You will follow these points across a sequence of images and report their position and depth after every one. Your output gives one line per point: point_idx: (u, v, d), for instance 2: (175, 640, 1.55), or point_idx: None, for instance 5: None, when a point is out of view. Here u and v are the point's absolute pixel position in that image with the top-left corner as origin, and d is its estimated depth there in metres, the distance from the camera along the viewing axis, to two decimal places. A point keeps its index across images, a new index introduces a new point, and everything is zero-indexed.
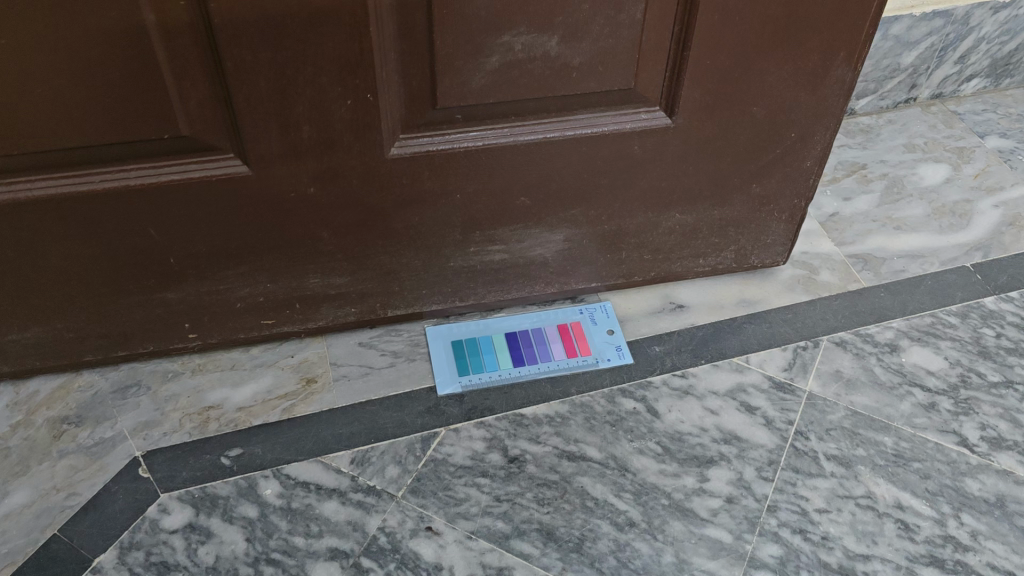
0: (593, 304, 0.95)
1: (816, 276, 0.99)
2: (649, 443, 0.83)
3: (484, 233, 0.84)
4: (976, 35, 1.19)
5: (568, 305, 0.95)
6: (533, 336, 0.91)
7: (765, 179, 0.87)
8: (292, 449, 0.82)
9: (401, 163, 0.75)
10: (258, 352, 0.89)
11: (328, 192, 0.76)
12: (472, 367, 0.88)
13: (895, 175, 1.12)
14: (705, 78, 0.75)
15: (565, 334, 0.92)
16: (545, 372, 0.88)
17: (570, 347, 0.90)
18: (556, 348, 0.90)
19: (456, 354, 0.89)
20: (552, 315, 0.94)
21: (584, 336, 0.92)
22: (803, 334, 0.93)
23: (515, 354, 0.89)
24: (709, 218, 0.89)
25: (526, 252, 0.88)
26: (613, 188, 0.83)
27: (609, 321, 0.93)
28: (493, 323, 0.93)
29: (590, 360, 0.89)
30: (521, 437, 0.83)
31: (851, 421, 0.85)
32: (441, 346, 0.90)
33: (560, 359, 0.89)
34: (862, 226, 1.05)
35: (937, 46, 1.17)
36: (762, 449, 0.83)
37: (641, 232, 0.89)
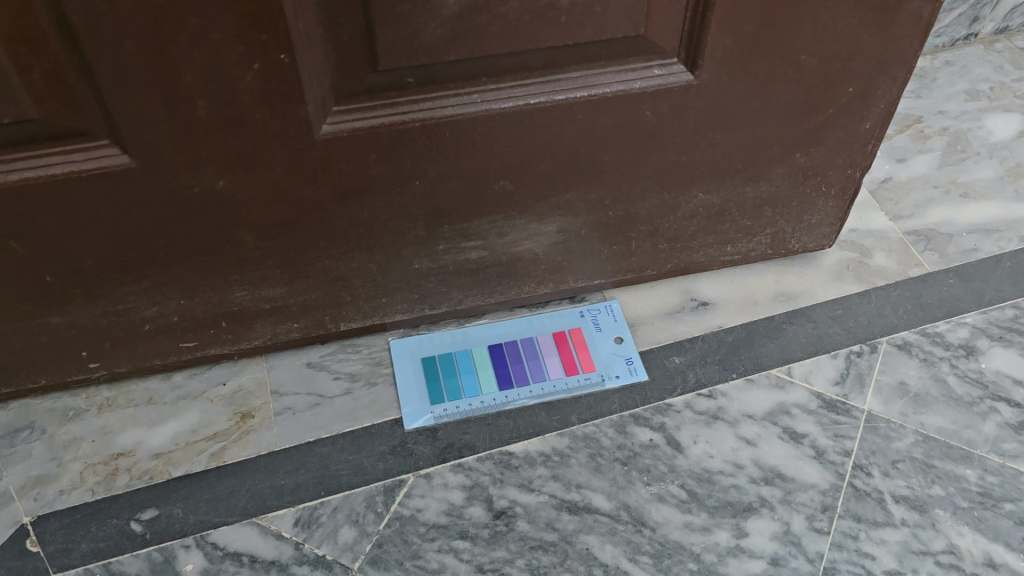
0: (597, 306, 0.77)
1: (868, 260, 0.81)
2: (670, 487, 0.66)
3: (455, 227, 0.66)
4: None
5: (565, 307, 0.77)
6: (524, 349, 0.74)
7: (811, 146, 0.68)
8: (221, 509, 0.65)
9: (336, 145, 0.57)
10: (182, 380, 0.72)
11: (243, 184, 0.58)
12: (447, 392, 0.71)
13: (957, 130, 0.93)
14: (738, 19, 0.56)
15: (562, 345, 0.74)
16: (538, 396, 0.71)
17: (569, 362, 0.73)
18: (551, 364, 0.73)
19: (427, 375, 0.72)
20: (547, 321, 0.76)
21: (586, 347, 0.74)
22: (857, 336, 0.75)
23: (500, 373, 0.72)
24: (740, 196, 0.71)
25: (510, 247, 0.70)
26: (619, 166, 0.65)
27: (616, 327, 0.76)
28: (473, 333, 0.75)
29: (594, 378, 0.72)
30: (509, 484, 0.66)
31: (923, 450, 0.68)
32: (409, 366, 0.73)
33: (556, 378, 0.72)
34: (921, 194, 0.87)
35: None
36: (812, 490, 0.66)
37: (653, 216, 0.71)
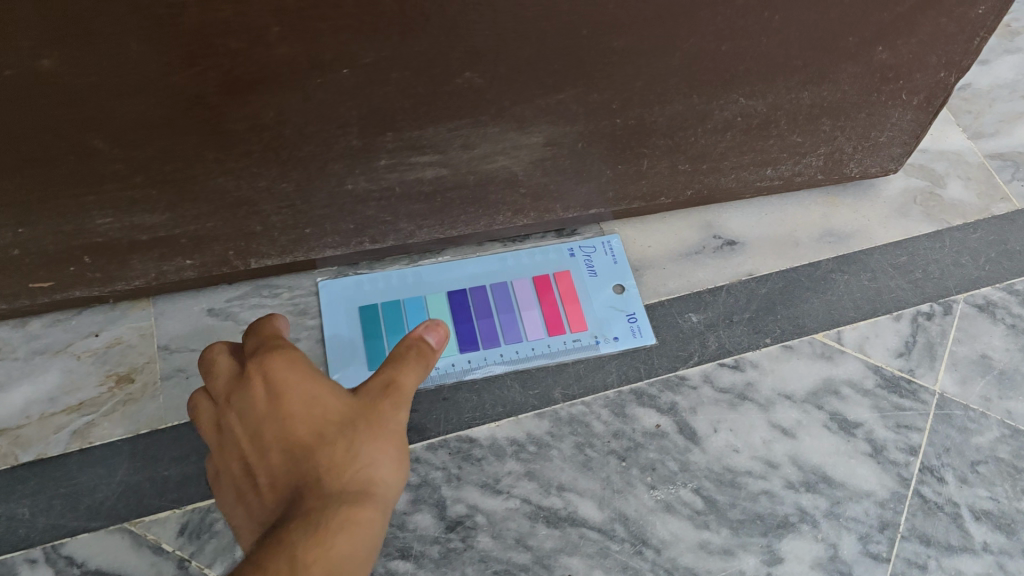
0: (592, 244, 0.59)
1: (941, 190, 0.63)
2: (682, 492, 0.50)
3: (401, 136, 0.47)
4: None
5: (550, 244, 0.59)
6: (495, 299, 0.56)
7: (901, 40, 0.49)
8: (82, 509, 0.49)
9: (217, 15, 0.37)
10: (39, 329, 0.54)
11: (82, 70, 0.38)
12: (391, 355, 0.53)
13: None
14: None
15: (545, 293, 0.56)
16: (512, 363, 0.54)
17: (554, 317, 0.55)
18: (530, 320, 0.55)
19: (365, 332, 0.54)
20: (526, 262, 0.58)
21: (576, 298, 0.57)
22: (925, 292, 0.58)
23: (462, 330, 0.54)
24: (793, 104, 0.53)
25: (479, 164, 0.51)
26: (636, 58, 0.46)
27: (617, 271, 0.58)
28: (429, 275, 0.57)
29: (585, 341, 0.55)
30: (468, 482, 0.50)
31: (1011, 449, 0.52)
32: (342, 318, 0.55)
33: (536, 340, 0.55)
34: (1007, 106, 0.68)
35: None
36: (867, 500, 0.50)
37: (676, 126, 0.52)
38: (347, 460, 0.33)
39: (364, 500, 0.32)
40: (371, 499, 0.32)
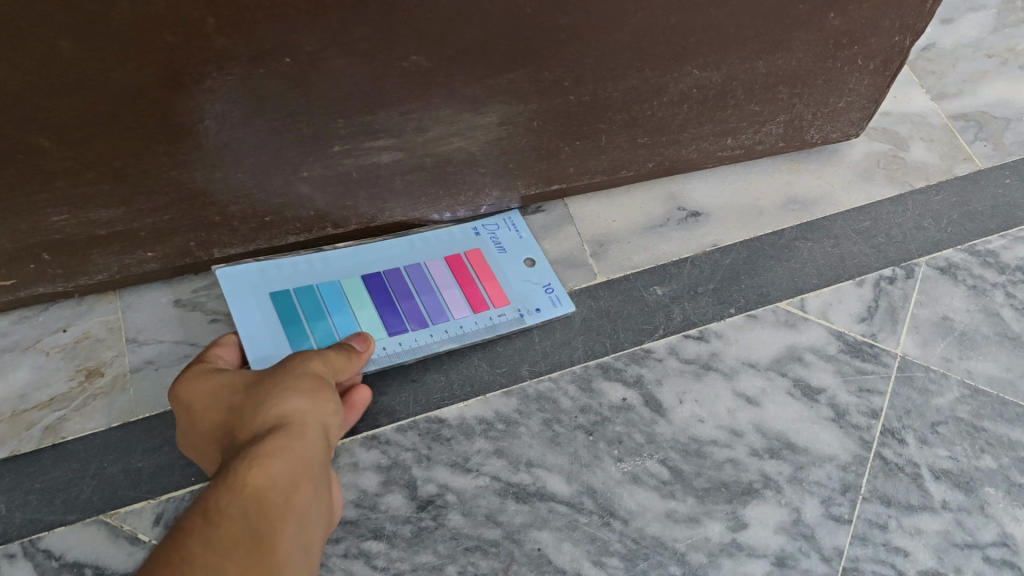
0: (493, 221, 0.59)
1: (904, 153, 0.63)
2: (649, 464, 0.51)
3: (351, 121, 0.47)
4: None
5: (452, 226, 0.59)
6: (413, 280, 0.55)
7: (853, 5, 0.49)
8: (58, 503, 0.49)
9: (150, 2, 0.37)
10: (7, 326, 0.54)
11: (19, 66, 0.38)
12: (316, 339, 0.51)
13: None
14: None
15: (460, 271, 0.56)
16: (442, 342, 0.53)
17: (475, 293, 0.55)
18: (451, 298, 0.55)
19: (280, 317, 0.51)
20: (434, 243, 0.57)
21: (492, 274, 0.56)
22: (888, 257, 0.59)
23: (386, 312, 0.53)
24: (748, 74, 0.53)
25: (434, 145, 0.51)
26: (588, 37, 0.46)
27: (523, 244, 0.58)
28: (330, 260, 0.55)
29: (509, 314, 0.55)
30: (438, 463, 0.51)
31: (970, 408, 0.53)
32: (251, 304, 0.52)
33: (460, 317, 0.54)
34: (971, 66, 0.68)
35: None
36: (829, 464, 0.51)
37: (632, 100, 0.52)
38: (254, 411, 0.39)
39: (280, 426, 0.38)
40: (286, 425, 0.38)
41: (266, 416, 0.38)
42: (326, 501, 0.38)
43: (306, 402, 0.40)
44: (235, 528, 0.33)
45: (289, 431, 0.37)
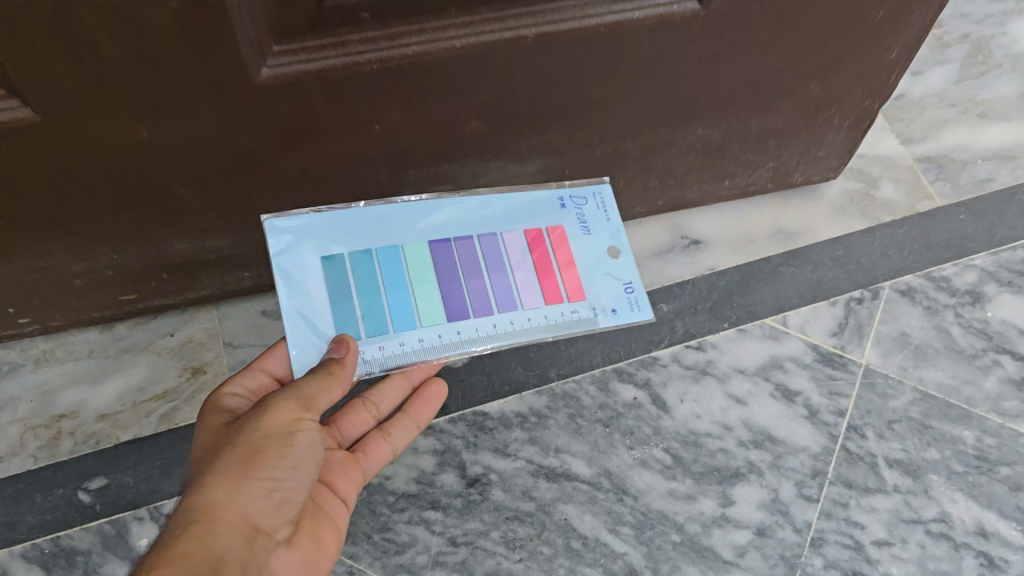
0: (582, 194, 0.65)
1: (875, 192, 0.74)
2: (655, 452, 0.62)
3: (482, 105, 0.54)
4: None
5: (544, 190, 0.65)
6: (485, 261, 0.61)
7: (828, 78, 0.60)
8: (176, 476, 0.61)
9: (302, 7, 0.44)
10: (125, 331, 0.66)
11: (171, 130, 0.49)
12: (388, 313, 0.57)
13: (978, 38, 0.84)
14: None
15: (537, 255, 0.62)
16: (494, 336, 0.59)
17: (545, 287, 0.61)
18: (523, 287, 0.61)
19: (330, 279, 0.57)
20: (519, 217, 0.64)
21: (570, 262, 0.63)
22: (857, 281, 0.70)
23: (447, 291, 0.59)
24: (742, 131, 0.64)
25: (538, 131, 0.58)
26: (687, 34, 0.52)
27: (612, 229, 0.65)
28: (411, 221, 0.61)
29: (577, 313, 0.61)
30: (483, 448, 0.62)
31: (921, 409, 0.64)
32: (296, 259, 0.57)
33: (526, 309, 0.60)
34: (936, 114, 0.79)
35: None
36: (803, 454, 0.62)
37: (715, 99, 0.59)
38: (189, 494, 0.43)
39: (200, 519, 0.41)
40: (206, 517, 0.42)
41: (193, 503, 0.42)
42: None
43: (234, 480, 0.43)
44: None
45: (201, 521, 0.41)
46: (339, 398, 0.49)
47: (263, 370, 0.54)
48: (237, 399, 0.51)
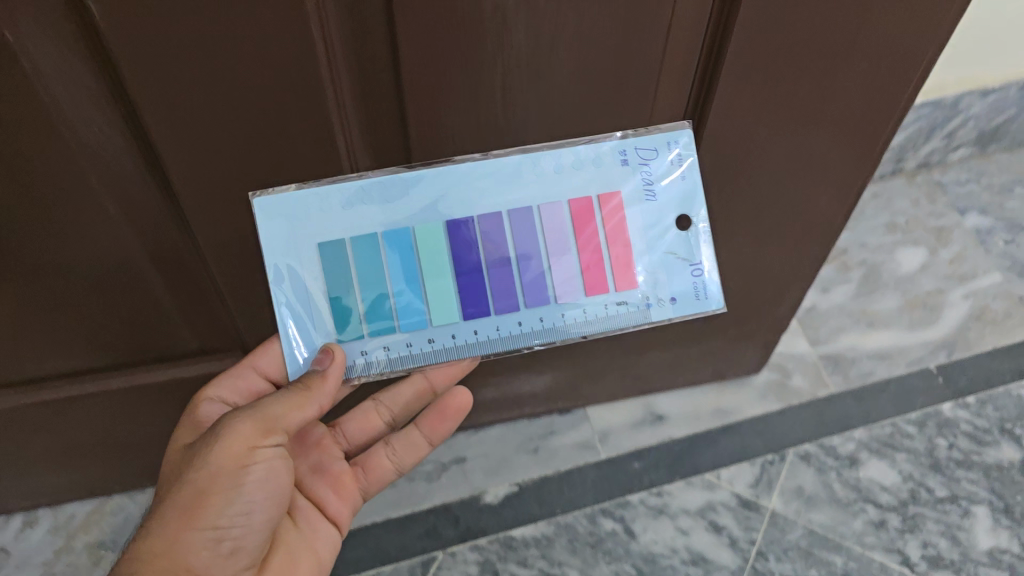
0: (649, 145, 0.64)
1: (788, 381, 1.06)
2: (625, 565, 0.93)
3: None
4: (964, 116, 1.18)
5: (607, 143, 0.63)
6: (517, 246, 0.65)
7: (739, 324, 0.93)
8: None
9: (354, 8, 0.49)
10: None
11: (231, 190, 0.58)
12: (402, 309, 0.65)
13: (873, 261, 1.17)
14: (734, 111, 0.62)
15: (581, 219, 0.65)
16: (507, 343, 0.68)
17: (594, 275, 0.67)
18: (558, 267, 0.66)
19: (330, 267, 0.63)
20: (587, 176, 0.64)
21: (620, 236, 0.66)
22: (770, 448, 1.01)
23: (465, 281, 0.65)
24: (685, 351, 0.97)
25: (582, 126, 0.62)
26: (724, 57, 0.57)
27: (684, 192, 0.66)
28: (451, 183, 0.62)
29: (613, 297, 0.68)
30: (510, 560, 0.93)
31: (808, 541, 0.95)
32: (281, 238, 0.62)
33: (552, 285, 0.67)
34: (837, 322, 1.11)
35: (925, 128, 1.18)
36: (725, 570, 0.93)
37: (749, 134, 0.64)
38: (153, 523, 0.56)
39: (153, 557, 0.54)
40: (160, 556, 0.54)
41: (154, 535, 0.55)
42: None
43: (181, 526, 0.55)
44: None
45: (151, 560, 0.54)
46: (312, 415, 0.60)
47: (258, 369, 0.70)
48: (214, 405, 0.68)
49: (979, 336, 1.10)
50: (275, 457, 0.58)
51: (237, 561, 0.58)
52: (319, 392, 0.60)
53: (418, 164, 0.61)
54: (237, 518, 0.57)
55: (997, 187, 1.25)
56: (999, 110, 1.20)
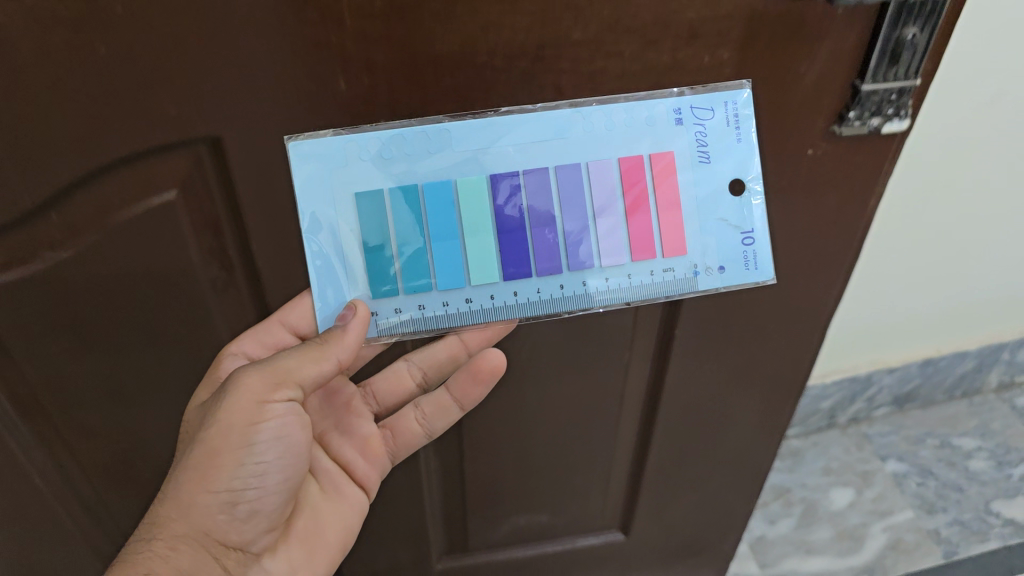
0: (703, 105, 1.00)
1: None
2: None
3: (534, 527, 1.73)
4: (878, 385, 1.99)
5: (670, 103, 0.99)
6: (569, 182, 1.02)
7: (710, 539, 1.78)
8: None
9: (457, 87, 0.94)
10: None
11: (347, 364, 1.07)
12: (459, 250, 1.04)
13: (811, 499, 1.97)
14: (770, 125, 1.01)
15: (627, 175, 1.02)
16: (568, 258, 1.06)
17: (642, 242, 1.06)
18: (604, 223, 1.04)
19: (360, 210, 1.01)
20: (640, 136, 1.01)
21: (671, 201, 1.04)
22: None
23: (542, 229, 1.04)
24: (659, 538, 1.78)
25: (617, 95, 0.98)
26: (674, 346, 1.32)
27: (739, 147, 1.02)
28: (491, 133, 0.98)
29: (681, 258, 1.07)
30: None
31: None
32: (312, 175, 0.98)
33: (587, 246, 1.05)
34: (784, 549, 1.89)
35: (846, 395, 2.00)
36: None
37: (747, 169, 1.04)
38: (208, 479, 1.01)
39: (205, 501, 1.01)
40: (189, 502, 1.01)
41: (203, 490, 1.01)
42: (212, 523, 1.02)
43: (191, 479, 1.00)
44: (142, 537, 1.02)
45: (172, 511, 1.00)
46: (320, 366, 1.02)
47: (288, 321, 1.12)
48: (234, 358, 1.13)
49: (894, 562, 1.83)
50: (283, 412, 1.01)
51: (263, 515, 1.07)
52: (338, 349, 1.02)
53: (454, 120, 0.97)
54: (247, 474, 1.02)
55: (910, 438, 2.08)
56: (904, 382, 2.01)
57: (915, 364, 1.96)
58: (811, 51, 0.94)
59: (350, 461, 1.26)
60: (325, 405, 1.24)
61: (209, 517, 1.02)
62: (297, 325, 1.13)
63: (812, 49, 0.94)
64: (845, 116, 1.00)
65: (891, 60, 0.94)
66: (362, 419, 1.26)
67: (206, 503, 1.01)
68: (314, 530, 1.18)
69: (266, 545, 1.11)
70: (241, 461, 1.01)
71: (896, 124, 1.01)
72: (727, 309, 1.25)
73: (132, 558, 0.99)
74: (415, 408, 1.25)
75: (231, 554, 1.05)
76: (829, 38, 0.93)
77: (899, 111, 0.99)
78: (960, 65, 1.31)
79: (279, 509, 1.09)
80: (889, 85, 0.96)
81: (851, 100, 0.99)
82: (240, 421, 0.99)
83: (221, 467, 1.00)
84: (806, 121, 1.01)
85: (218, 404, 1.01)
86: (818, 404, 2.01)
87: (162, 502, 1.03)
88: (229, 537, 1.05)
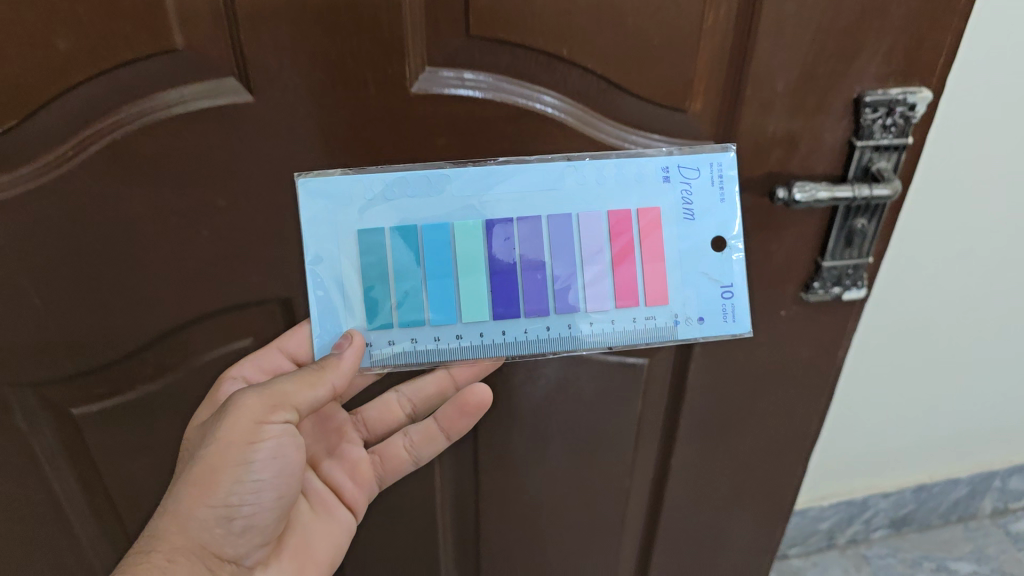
0: (689, 164, 1.06)
1: None
2: None
3: None
4: (874, 508, 2.06)
5: (659, 159, 1.06)
6: (564, 231, 1.07)
7: None
8: None
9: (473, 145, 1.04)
10: None
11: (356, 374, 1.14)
12: (455, 288, 1.08)
13: None
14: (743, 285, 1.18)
15: (617, 225, 1.07)
16: (557, 304, 1.10)
17: (626, 289, 1.10)
18: (595, 271, 1.09)
19: (362, 246, 1.05)
20: (631, 192, 1.07)
21: (654, 250, 1.08)
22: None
23: (535, 272, 1.08)
24: None
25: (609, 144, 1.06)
26: (669, 473, 1.43)
27: (722, 207, 1.08)
28: (497, 180, 1.04)
29: (663, 307, 1.11)
30: None
31: None
32: (319, 213, 1.03)
33: (578, 291, 1.09)
34: None
35: (844, 518, 2.08)
36: None
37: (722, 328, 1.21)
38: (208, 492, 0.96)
39: (203, 514, 0.96)
40: (189, 515, 0.96)
41: (201, 503, 0.96)
42: (208, 537, 0.97)
43: (192, 492, 0.96)
44: (137, 550, 0.96)
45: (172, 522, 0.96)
46: (322, 388, 1.01)
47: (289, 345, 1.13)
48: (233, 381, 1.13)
49: None
50: (281, 432, 0.99)
51: (256, 531, 1.02)
52: (336, 372, 1.02)
53: (461, 163, 1.04)
54: (245, 491, 0.98)
55: (906, 559, 2.14)
56: (899, 505, 2.08)
57: (910, 489, 2.04)
58: (779, 233, 1.13)
59: (339, 481, 1.20)
60: (317, 435, 1.20)
61: (204, 529, 0.97)
62: (297, 352, 1.14)
63: (779, 232, 1.13)
64: (810, 285, 1.18)
65: (846, 241, 1.13)
66: (352, 443, 1.22)
67: (202, 516, 0.97)
68: (305, 545, 1.12)
69: (258, 559, 1.05)
70: (240, 478, 0.97)
71: (854, 292, 1.19)
72: (711, 439, 1.37)
73: (130, 566, 0.93)
74: (405, 437, 1.23)
75: (225, 566, 1.00)
76: (795, 222, 1.12)
77: (854, 283, 1.18)
78: (921, 227, 1.41)
79: (272, 524, 1.05)
80: (846, 261, 1.15)
81: (813, 274, 1.17)
82: (236, 439, 0.96)
83: (219, 482, 0.96)
84: (776, 291, 1.19)
85: (217, 423, 0.98)
86: (818, 524, 2.07)
87: (160, 516, 0.98)
88: (224, 550, 1.00)
